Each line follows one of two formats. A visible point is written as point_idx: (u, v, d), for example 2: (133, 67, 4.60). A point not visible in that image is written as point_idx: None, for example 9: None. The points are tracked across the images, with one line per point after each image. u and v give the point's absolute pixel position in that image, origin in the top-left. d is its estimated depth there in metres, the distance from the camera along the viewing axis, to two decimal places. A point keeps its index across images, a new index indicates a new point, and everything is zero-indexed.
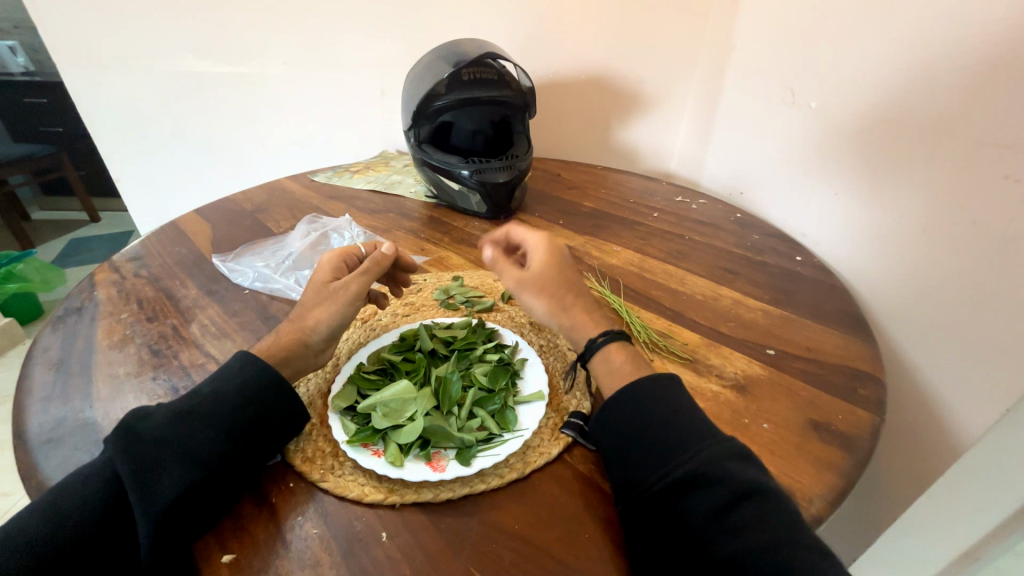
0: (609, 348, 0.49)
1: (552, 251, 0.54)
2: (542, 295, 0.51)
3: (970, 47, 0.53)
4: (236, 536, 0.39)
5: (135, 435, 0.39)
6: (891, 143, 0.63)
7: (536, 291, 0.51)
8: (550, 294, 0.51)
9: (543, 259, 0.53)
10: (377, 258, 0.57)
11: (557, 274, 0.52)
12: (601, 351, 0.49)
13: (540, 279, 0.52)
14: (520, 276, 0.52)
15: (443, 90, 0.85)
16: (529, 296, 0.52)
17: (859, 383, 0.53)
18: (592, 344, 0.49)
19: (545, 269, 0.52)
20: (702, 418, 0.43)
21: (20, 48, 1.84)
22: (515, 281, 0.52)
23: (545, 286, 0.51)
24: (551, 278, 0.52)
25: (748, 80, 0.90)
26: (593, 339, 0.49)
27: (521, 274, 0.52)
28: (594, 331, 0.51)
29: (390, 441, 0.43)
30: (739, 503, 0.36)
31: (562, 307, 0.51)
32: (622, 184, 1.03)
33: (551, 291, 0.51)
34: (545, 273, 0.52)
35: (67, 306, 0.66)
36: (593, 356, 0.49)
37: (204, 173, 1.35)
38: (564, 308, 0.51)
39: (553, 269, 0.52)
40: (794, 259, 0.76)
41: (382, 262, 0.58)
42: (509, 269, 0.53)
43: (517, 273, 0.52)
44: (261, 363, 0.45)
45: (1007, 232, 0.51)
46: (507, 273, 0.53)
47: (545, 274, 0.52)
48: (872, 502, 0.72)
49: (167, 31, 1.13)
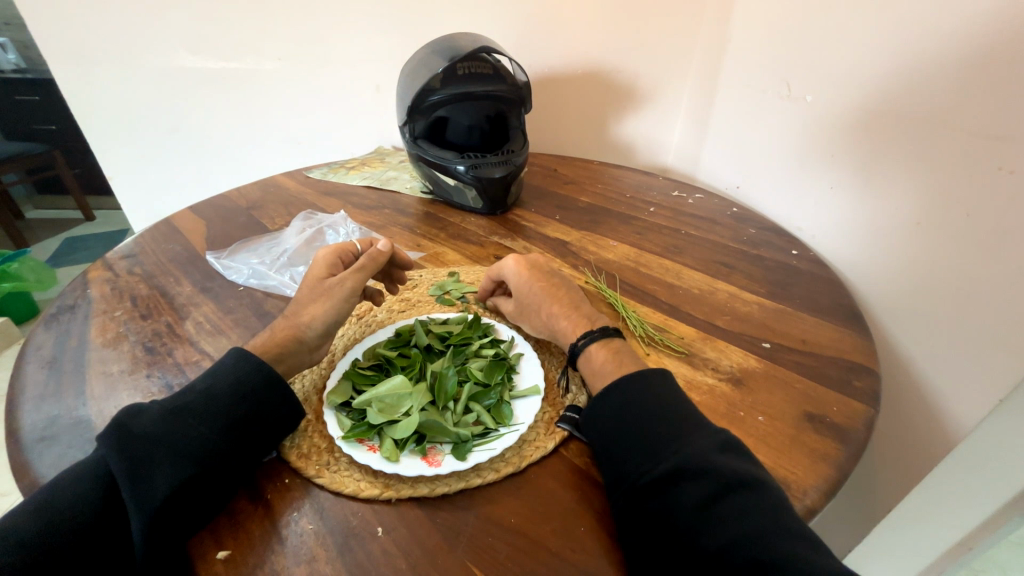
0: (590, 350, 0.50)
1: (520, 276, 0.58)
2: (527, 322, 0.57)
3: (965, 38, 0.53)
4: (230, 532, 0.39)
5: (128, 432, 0.39)
6: (886, 136, 0.63)
7: (522, 320, 0.58)
8: (532, 319, 0.57)
9: (516, 289, 0.58)
10: (372, 255, 0.57)
11: (529, 299, 0.57)
12: (583, 354, 0.51)
13: (519, 310, 0.58)
14: (509, 309, 0.59)
15: (437, 85, 0.84)
16: (522, 325, 0.58)
17: (854, 375, 0.53)
18: (572, 350, 0.51)
19: (520, 298, 0.58)
20: (692, 412, 0.43)
21: (11, 46, 1.77)
22: (508, 314, 0.60)
23: (525, 314, 0.57)
24: (530, 304, 0.57)
25: (744, 73, 0.90)
26: (574, 344, 0.51)
27: (508, 308, 0.60)
28: (576, 333, 0.53)
29: (386, 437, 0.43)
30: (726, 495, 0.37)
31: (545, 325, 0.55)
32: (618, 179, 1.03)
33: (532, 317, 0.57)
34: (520, 303, 0.58)
35: (61, 304, 0.66)
36: (575, 361, 0.51)
37: (198, 170, 1.35)
38: (546, 325, 0.55)
39: (526, 294, 0.57)
40: (790, 253, 0.76)
41: (377, 258, 0.57)
42: (503, 306, 0.61)
43: (507, 308, 0.60)
44: (256, 359, 0.45)
45: (1001, 224, 0.51)
46: (503, 308, 0.61)
47: (521, 304, 0.58)
48: (868, 495, 0.72)
49: (159, 27, 1.12)
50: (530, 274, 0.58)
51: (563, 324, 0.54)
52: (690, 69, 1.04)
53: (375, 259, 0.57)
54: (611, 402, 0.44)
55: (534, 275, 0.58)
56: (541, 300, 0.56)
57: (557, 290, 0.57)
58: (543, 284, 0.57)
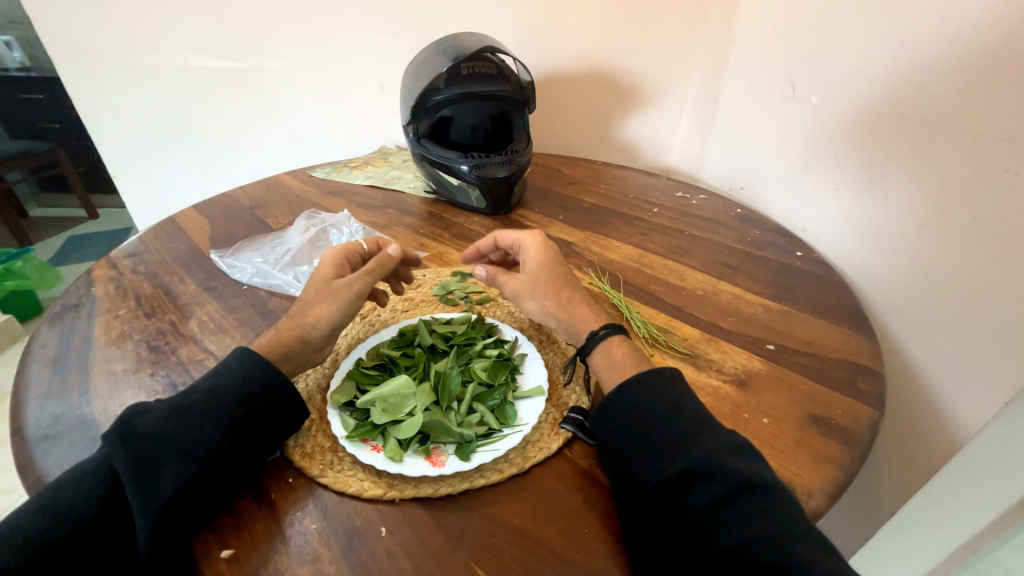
0: (611, 341, 0.50)
1: (542, 251, 0.58)
2: (536, 298, 0.55)
3: (971, 39, 0.52)
4: (235, 532, 0.39)
5: (134, 431, 0.39)
6: (892, 137, 0.63)
7: (531, 295, 0.56)
8: (544, 296, 0.55)
9: (532, 263, 0.57)
10: (381, 260, 0.57)
11: (547, 276, 0.56)
12: (603, 343, 0.50)
13: (530, 283, 0.56)
14: (516, 283, 0.57)
15: (442, 85, 0.84)
16: (526, 301, 0.56)
17: (859, 378, 0.53)
18: (593, 337, 0.50)
19: (535, 272, 0.56)
20: (699, 413, 0.43)
21: (16, 44, 1.80)
22: (512, 289, 0.57)
23: (538, 289, 0.56)
24: (546, 281, 0.56)
25: (748, 74, 0.90)
26: (594, 332, 0.51)
27: (515, 281, 0.57)
28: (595, 324, 0.53)
29: (389, 437, 0.43)
30: (736, 497, 0.36)
31: (559, 305, 0.54)
32: (622, 179, 1.02)
33: (544, 294, 0.55)
34: (534, 277, 0.56)
35: (65, 302, 0.66)
36: (594, 348, 0.50)
37: (202, 169, 1.35)
38: (559, 306, 0.54)
39: (543, 268, 0.56)
40: (794, 255, 0.76)
41: (386, 262, 0.57)
42: (506, 281, 0.58)
43: (512, 282, 0.57)
44: (260, 358, 0.45)
45: (1006, 227, 0.51)
46: (505, 284, 0.58)
47: (535, 278, 0.56)
48: (872, 498, 0.72)
49: (164, 26, 1.12)
50: (551, 255, 0.58)
51: (582, 314, 0.54)
52: (694, 69, 1.04)
53: (383, 263, 0.57)
54: (619, 403, 0.44)
55: (556, 257, 0.58)
56: (559, 279, 0.56)
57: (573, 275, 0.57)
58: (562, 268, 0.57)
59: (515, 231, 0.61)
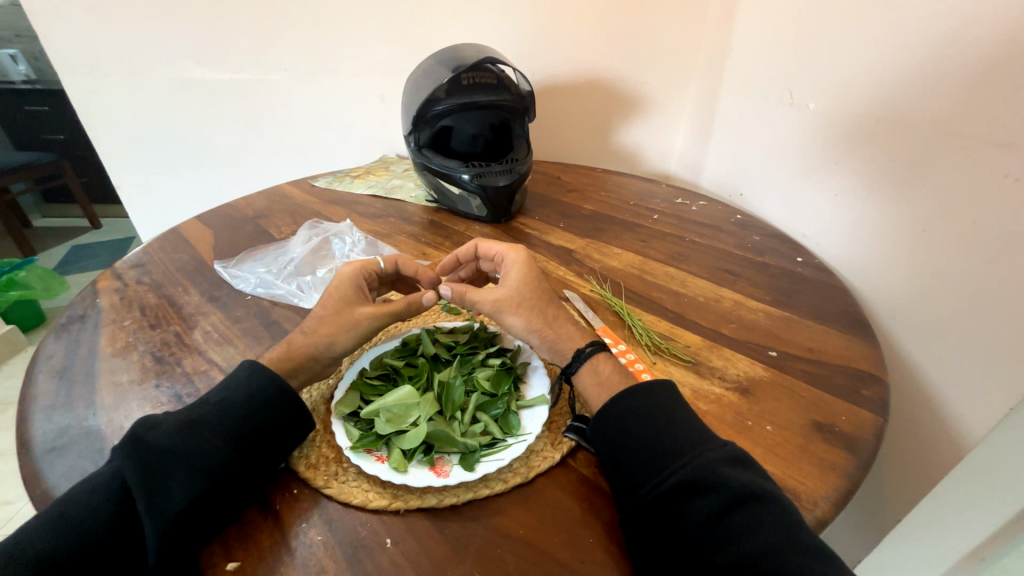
0: (596, 358, 0.50)
1: (527, 264, 0.57)
2: (522, 312, 0.53)
3: (971, 47, 0.52)
4: (241, 544, 0.39)
5: (145, 446, 0.40)
6: (892, 143, 0.63)
7: (515, 308, 0.53)
8: (530, 310, 0.53)
9: (516, 276, 0.56)
10: (411, 302, 0.55)
11: (532, 289, 0.55)
12: (589, 361, 0.50)
13: (516, 296, 0.54)
14: (497, 295, 0.54)
15: (442, 95, 0.85)
16: (508, 315, 0.53)
17: (862, 384, 0.53)
18: (579, 355, 0.50)
19: (521, 285, 0.55)
20: (698, 424, 0.43)
21: (21, 57, 1.99)
22: (492, 302, 0.54)
23: (524, 303, 0.54)
24: (528, 296, 0.54)
25: (746, 80, 0.91)
26: (581, 350, 0.50)
27: (497, 294, 0.54)
28: (581, 341, 0.52)
29: (394, 447, 0.43)
30: (739, 507, 0.37)
31: (543, 322, 0.53)
32: (621, 186, 1.03)
33: (530, 308, 0.53)
34: (519, 289, 0.54)
35: (70, 314, 0.67)
36: (580, 366, 0.49)
37: (206, 178, 1.36)
38: (545, 323, 0.53)
39: (527, 282, 0.55)
40: (794, 260, 0.77)
41: (413, 305, 0.55)
42: (481, 295, 0.55)
43: (492, 296, 0.54)
44: (269, 371, 0.46)
45: (1006, 232, 0.51)
46: (481, 299, 0.55)
47: (521, 290, 0.54)
48: (878, 503, 0.72)
49: (166, 39, 1.13)
50: (534, 273, 0.56)
51: (569, 331, 0.53)
52: (691, 76, 1.05)
53: (409, 305, 0.55)
54: (617, 414, 0.44)
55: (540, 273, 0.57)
56: (544, 295, 0.55)
57: (554, 294, 0.56)
58: (544, 287, 0.56)
59: (504, 246, 0.60)
